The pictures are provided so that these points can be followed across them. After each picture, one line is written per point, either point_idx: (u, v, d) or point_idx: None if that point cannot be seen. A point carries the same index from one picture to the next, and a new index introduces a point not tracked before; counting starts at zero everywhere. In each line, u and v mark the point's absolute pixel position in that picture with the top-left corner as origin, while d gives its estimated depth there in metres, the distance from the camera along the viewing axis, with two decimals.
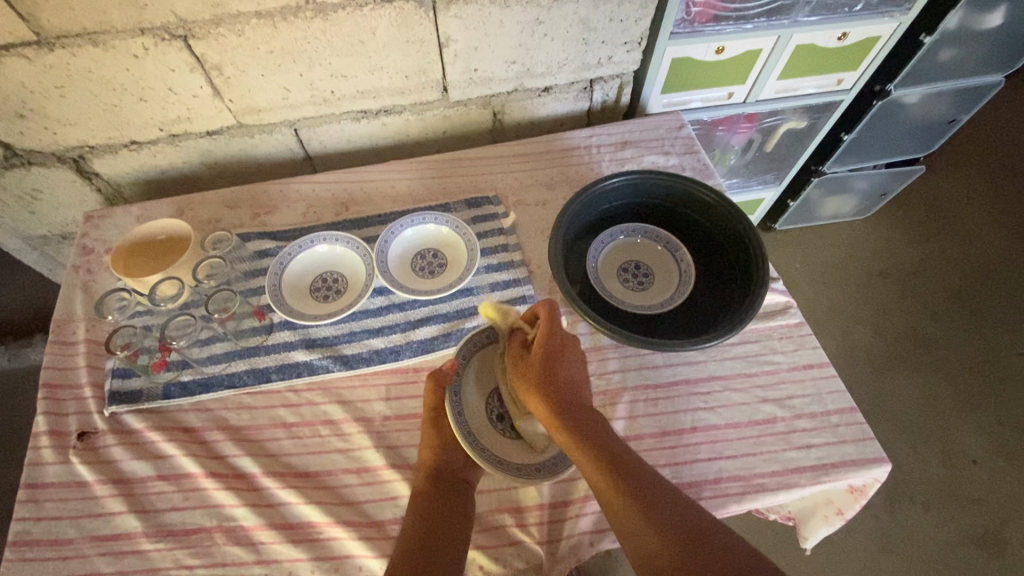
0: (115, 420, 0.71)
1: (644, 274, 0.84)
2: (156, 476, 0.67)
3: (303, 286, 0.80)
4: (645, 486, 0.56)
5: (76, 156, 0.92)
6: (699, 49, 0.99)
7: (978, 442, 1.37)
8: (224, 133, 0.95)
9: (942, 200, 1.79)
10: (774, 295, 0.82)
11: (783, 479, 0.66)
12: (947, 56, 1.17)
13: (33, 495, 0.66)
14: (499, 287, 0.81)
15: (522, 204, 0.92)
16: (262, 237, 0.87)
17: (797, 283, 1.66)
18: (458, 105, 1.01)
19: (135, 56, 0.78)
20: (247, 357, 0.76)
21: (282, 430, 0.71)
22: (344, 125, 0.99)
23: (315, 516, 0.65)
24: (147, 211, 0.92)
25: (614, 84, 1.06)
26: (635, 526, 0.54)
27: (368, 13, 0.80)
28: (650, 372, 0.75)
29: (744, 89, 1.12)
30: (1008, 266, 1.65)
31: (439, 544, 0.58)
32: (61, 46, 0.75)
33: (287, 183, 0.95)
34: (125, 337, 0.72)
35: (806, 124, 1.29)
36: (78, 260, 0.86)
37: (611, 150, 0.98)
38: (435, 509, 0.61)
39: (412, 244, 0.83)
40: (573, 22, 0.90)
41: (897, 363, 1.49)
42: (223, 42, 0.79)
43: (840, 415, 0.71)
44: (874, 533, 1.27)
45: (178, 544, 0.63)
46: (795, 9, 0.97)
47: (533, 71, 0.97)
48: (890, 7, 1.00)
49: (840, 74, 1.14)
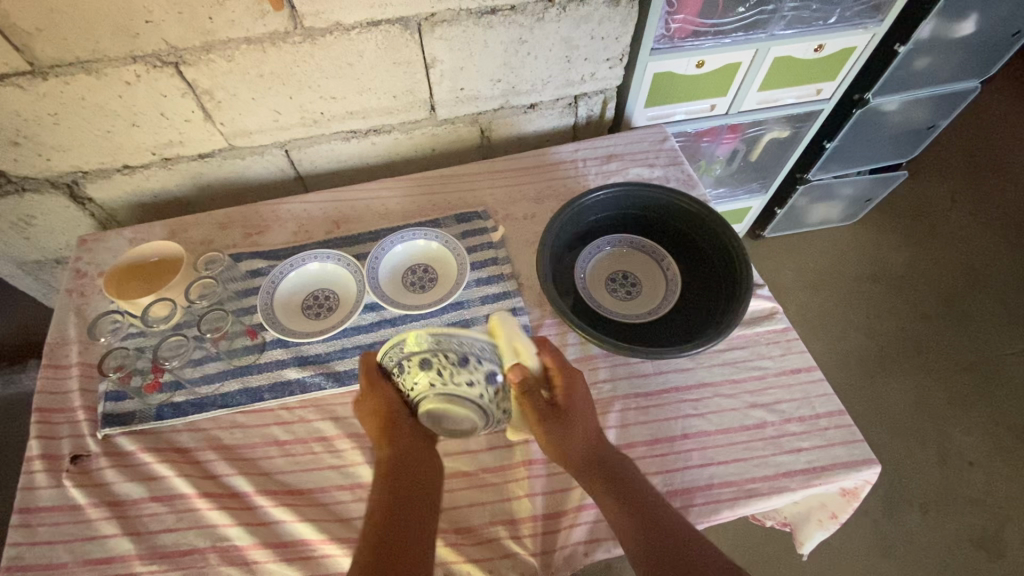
0: (109, 443, 0.72)
1: (631, 283, 0.86)
2: (150, 498, 0.67)
3: (295, 304, 0.80)
4: (627, 483, 0.61)
5: (69, 181, 0.93)
6: (680, 64, 1.02)
7: (974, 444, 1.38)
8: (217, 156, 0.96)
9: (929, 204, 1.81)
10: (759, 301, 0.83)
11: (774, 483, 0.67)
12: (922, 64, 1.21)
13: (26, 520, 0.66)
14: (489, 300, 0.82)
15: (510, 218, 0.93)
16: (254, 256, 0.88)
17: (784, 287, 1.68)
18: (446, 123, 1.03)
19: (128, 83, 0.80)
20: (240, 376, 0.76)
21: (276, 448, 0.72)
22: (334, 145, 1.00)
23: (309, 533, 0.65)
24: (141, 234, 0.93)
25: (598, 99, 1.08)
26: (630, 535, 0.57)
27: (355, 36, 0.82)
28: (640, 381, 0.75)
29: (727, 101, 1.15)
30: (993, 267, 1.67)
31: (407, 545, 0.56)
32: (54, 75, 0.76)
33: (279, 203, 0.96)
34: (118, 359, 0.74)
35: (789, 133, 1.31)
36: (72, 284, 0.87)
37: (597, 164, 1.00)
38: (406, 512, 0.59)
39: (403, 259, 0.84)
40: (556, 40, 0.92)
41: (890, 367, 1.50)
42: (214, 67, 0.81)
43: (830, 418, 0.71)
44: (872, 538, 1.27)
45: (172, 565, 0.63)
46: (770, 23, 1.00)
47: (518, 89, 1.00)
48: (864, 18, 1.03)
49: (819, 83, 1.16)
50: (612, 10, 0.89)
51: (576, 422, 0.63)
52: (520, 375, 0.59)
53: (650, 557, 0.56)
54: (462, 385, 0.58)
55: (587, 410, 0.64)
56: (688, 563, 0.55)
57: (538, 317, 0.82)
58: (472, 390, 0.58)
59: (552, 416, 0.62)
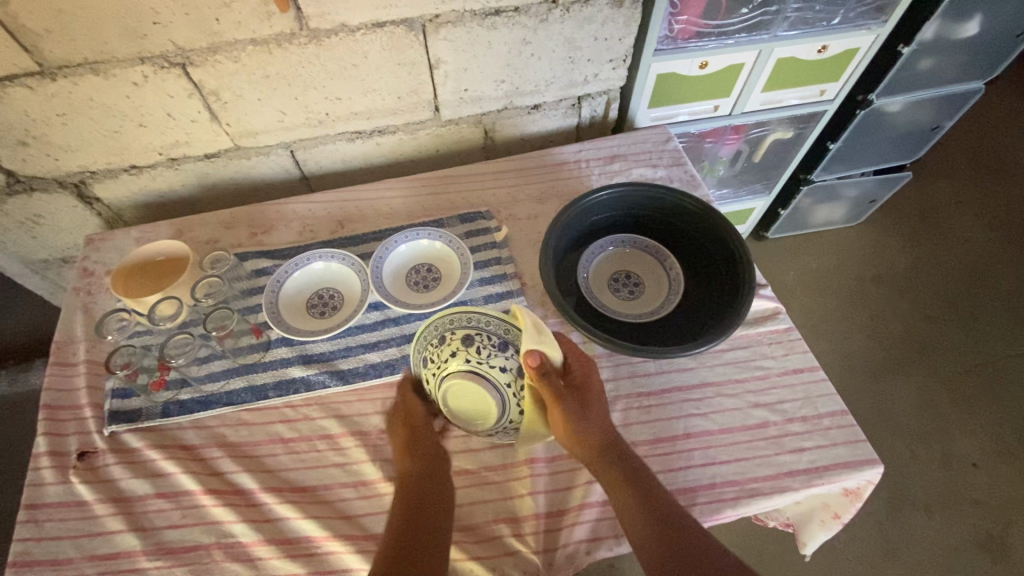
0: (115, 440, 0.72)
1: (634, 283, 0.86)
2: (156, 494, 0.68)
3: (300, 303, 0.81)
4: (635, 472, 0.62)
5: (77, 181, 0.94)
6: (683, 65, 1.02)
7: (978, 446, 1.37)
8: (222, 156, 0.97)
9: (934, 206, 1.81)
10: (762, 301, 0.83)
11: (776, 482, 0.67)
12: (925, 66, 1.21)
13: (33, 516, 0.66)
14: (492, 300, 0.83)
15: (513, 218, 0.94)
16: (260, 256, 0.89)
17: (788, 288, 1.68)
18: (450, 124, 1.04)
19: (135, 84, 0.81)
20: (245, 374, 0.77)
21: (280, 445, 0.72)
22: (339, 145, 1.01)
23: (313, 530, 0.65)
24: (147, 233, 0.94)
25: (601, 100, 1.09)
26: (638, 524, 0.58)
27: (360, 37, 0.83)
28: (642, 380, 0.76)
29: (730, 102, 1.15)
30: (998, 268, 1.67)
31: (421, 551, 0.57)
32: (63, 75, 0.77)
33: (284, 203, 0.97)
34: (125, 356, 0.74)
35: (793, 134, 1.31)
36: (79, 283, 0.88)
37: (600, 164, 1.01)
38: (426, 519, 0.60)
39: (407, 258, 0.85)
40: (560, 42, 0.92)
41: (894, 368, 1.50)
42: (221, 68, 0.82)
43: (832, 418, 0.71)
44: (876, 540, 1.26)
45: (178, 561, 0.64)
46: (773, 25, 1.00)
47: (522, 90, 1.00)
48: (867, 19, 1.03)
49: (822, 85, 1.16)
50: (616, 11, 0.90)
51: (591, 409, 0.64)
52: (535, 357, 0.63)
53: (657, 546, 0.56)
54: (494, 367, 0.66)
55: (600, 397, 0.66)
56: (694, 553, 0.56)
57: (542, 316, 0.83)
58: (473, 359, 0.67)
59: (571, 399, 0.64)
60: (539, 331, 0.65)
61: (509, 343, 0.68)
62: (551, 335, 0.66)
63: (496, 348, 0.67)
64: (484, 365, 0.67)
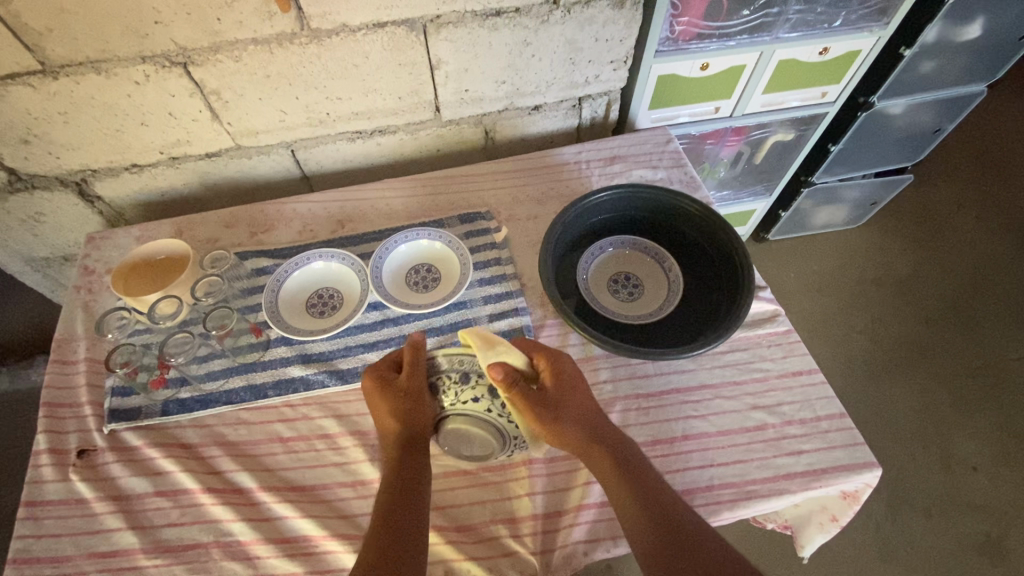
0: (115, 438, 0.73)
1: (633, 285, 0.86)
2: (155, 492, 0.68)
3: (299, 303, 0.81)
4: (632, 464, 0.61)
5: (79, 179, 0.94)
6: (684, 66, 1.02)
7: (977, 450, 1.37)
8: (223, 155, 0.97)
9: (935, 209, 1.80)
10: (761, 303, 0.83)
11: (774, 485, 0.67)
12: (927, 68, 1.20)
13: (33, 513, 0.66)
14: (491, 300, 0.83)
15: (513, 219, 0.94)
16: (260, 255, 0.89)
17: (788, 290, 1.68)
18: (450, 124, 1.04)
19: (137, 83, 0.81)
20: (245, 373, 0.77)
21: (279, 445, 0.72)
22: (341, 145, 1.01)
23: (312, 529, 0.66)
24: (148, 231, 0.94)
25: (602, 101, 1.09)
26: (634, 518, 0.58)
27: (361, 38, 0.83)
28: (641, 382, 0.76)
29: (731, 103, 1.15)
30: (999, 271, 1.66)
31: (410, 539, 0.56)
32: (65, 73, 0.77)
33: (285, 202, 0.97)
34: (124, 355, 0.74)
35: (793, 136, 1.31)
36: (79, 281, 0.88)
37: (600, 165, 1.01)
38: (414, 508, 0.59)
39: (406, 258, 0.85)
40: (560, 43, 0.92)
41: (893, 371, 1.50)
42: (222, 67, 0.82)
43: (831, 421, 0.71)
44: (874, 542, 1.26)
45: (176, 559, 0.64)
46: (774, 26, 1.00)
47: (522, 90, 1.00)
48: (869, 22, 1.03)
49: (823, 87, 1.16)
50: (617, 12, 0.90)
51: (570, 402, 0.63)
52: (500, 370, 0.59)
53: (654, 541, 0.56)
54: (467, 402, 0.63)
55: (582, 386, 0.65)
56: (694, 545, 0.55)
57: (541, 317, 0.83)
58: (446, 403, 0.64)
59: (544, 398, 0.62)
60: (490, 344, 0.61)
61: (471, 372, 0.64)
62: (503, 341, 0.63)
63: (461, 383, 0.64)
64: (458, 404, 0.63)
